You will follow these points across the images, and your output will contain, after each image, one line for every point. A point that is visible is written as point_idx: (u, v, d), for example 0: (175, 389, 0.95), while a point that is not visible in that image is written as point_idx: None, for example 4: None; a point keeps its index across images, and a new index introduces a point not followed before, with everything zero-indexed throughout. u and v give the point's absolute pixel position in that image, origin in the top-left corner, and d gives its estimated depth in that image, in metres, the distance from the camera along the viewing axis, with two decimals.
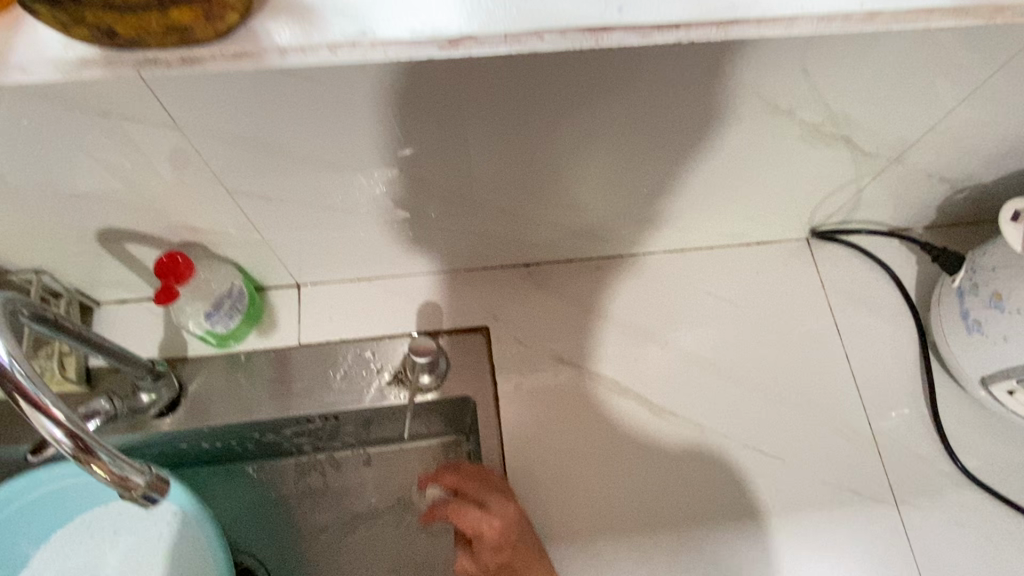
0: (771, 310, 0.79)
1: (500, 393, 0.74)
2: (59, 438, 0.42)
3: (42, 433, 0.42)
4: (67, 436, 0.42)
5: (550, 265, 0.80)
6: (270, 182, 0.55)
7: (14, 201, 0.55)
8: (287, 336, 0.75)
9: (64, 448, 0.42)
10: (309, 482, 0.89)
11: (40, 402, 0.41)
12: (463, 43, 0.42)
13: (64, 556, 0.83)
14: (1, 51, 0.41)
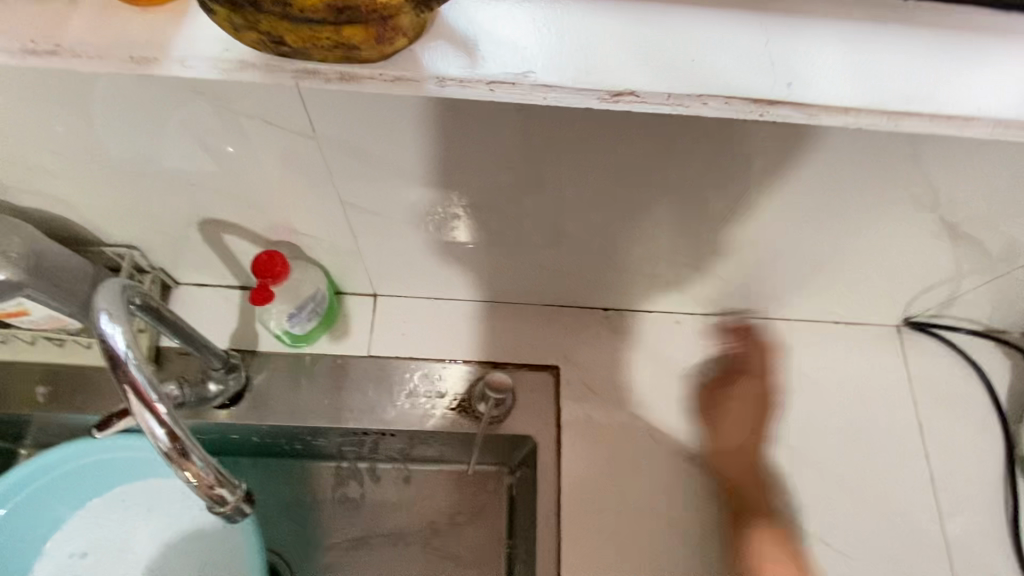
0: (853, 395, 0.76)
1: (563, 439, 0.71)
2: (161, 437, 0.48)
3: (146, 430, 0.48)
4: (167, 435, 0.48)
5: (630, 313, 0.77)
6: (383, 197, 0.54)
7: (129, 181, 0.54)
8: (356, 344, 0.73)
9: (162, 445, 0.48)
10: (347, 491, 0.88)
11: (149, 402, 0.48)
12: (624, 99, 0.41)
13: (98, 527, 0.83)
14: (166, 44, 0.41)
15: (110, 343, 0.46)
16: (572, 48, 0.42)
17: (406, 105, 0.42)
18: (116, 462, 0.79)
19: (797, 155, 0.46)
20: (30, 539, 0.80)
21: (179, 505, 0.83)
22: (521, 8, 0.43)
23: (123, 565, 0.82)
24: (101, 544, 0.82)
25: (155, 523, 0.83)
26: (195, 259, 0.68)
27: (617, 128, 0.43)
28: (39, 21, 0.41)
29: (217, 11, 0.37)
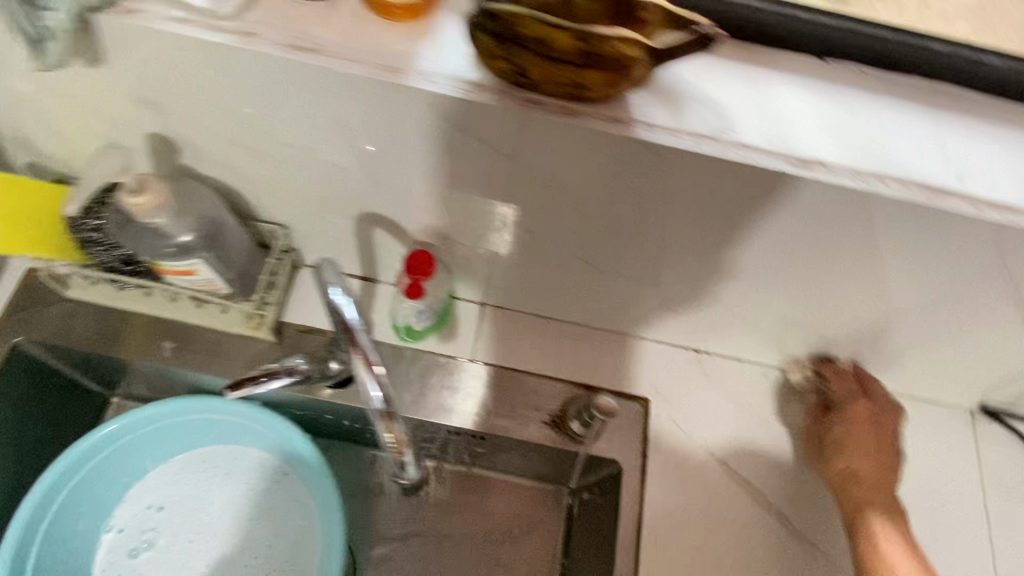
0: (926, 471, 0.78)
1: (647, 470, 0.74)
2: None
3: None
4: None
5: (718, 358, 0.81)
6: (542, 218, 0.58)
7: (312, 170, 0.59)
8: (461, 348, 0.77)
9: None
10: (411, 487, 0.92)
11: None
12: (812, 167, 0.45)
13: (177, 483, 0.86)
14: (413, 59, 0.45)
15: None
16: (769, 115, 0.46)
17: (613, 145, 0.46)
18: (209, 424, 0.83)
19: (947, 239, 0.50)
20: (113, 488, 0.82)
21: (257, 473, 0.87)
22: (723, 73, 0.47)
23: (197, 524, 0.85)
24: (178, 500, 0.85)
25: (230, 487, 0.86)
26: (333, 247, 0.73)
27: (796, 193, 0.47)
28: (304, 22, 0.46)
29: (481, 38, 0.42)
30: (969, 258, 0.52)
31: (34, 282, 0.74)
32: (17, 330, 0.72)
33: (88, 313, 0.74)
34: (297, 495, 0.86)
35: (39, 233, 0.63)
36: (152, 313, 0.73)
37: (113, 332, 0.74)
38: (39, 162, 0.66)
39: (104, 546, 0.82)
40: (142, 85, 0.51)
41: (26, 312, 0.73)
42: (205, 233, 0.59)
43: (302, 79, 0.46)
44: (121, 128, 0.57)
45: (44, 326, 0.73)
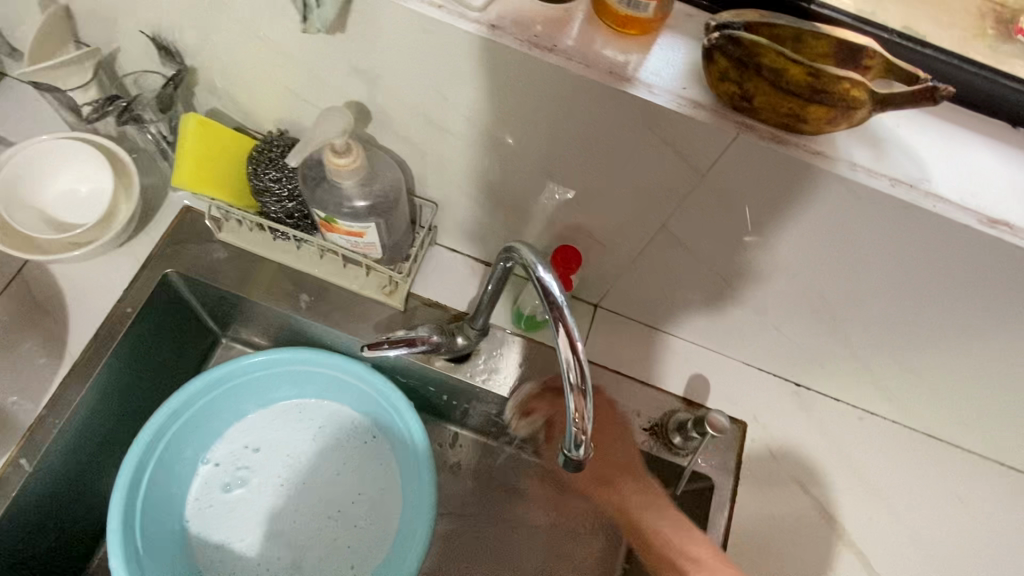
0: (1009, 534, 0.79)
1: (738, 490, 0.76)
2: (570, 375, 0.48)
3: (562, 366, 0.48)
4: (579, 376, 0.48)
5: (816, 393, 0.83)
6: (702, 233, 0.61)
7: (489, 157, 0.62)
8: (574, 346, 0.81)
9: (571, 383, 0.48)
10: (489, 469, 0.95)
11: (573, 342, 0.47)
12: (998, 226, 0.48)
13: (273, 428, 0.90)
14: (636, 70, 0.49)
15: (549, 286, 0.48)
16: (961, 172, 0.49)
17: (811, 176, 0.48)
18: (315, 377, 0.87)
19: None
20: (217, 424, 0.87)
21: (349, 430, 0.91)
22: (920, 125, 0.50)
23: (287, 470, 0.89)
24: (271, 445, 0.89)
25: (321, 440, 0.90)
26: (472, 229, 0.76)
27: (975, 248, 0.50)
28: (540, 22, 0.50)
29: (717, 61, 0.45)
30: None
31: (187, 220, 0.78)
32: (167, 263, 0.76)
33: (232, 257, 0.78)
34: (385, 457, 0.90)
35: (219, 177, 0.66)
36: (292, 266, 0.78)
37: (252, 279, 0.78)
38: (226, 110, 0.71)
39: (201, 477, 0.86)
40: (366, 55, 0.55)
41: (178, 247, 0.77)
42: (382, 201, 0.63)
43: (530, 73, 0.50)
44: (324, 90, 0.62)
45: (191, 262, 0.77)
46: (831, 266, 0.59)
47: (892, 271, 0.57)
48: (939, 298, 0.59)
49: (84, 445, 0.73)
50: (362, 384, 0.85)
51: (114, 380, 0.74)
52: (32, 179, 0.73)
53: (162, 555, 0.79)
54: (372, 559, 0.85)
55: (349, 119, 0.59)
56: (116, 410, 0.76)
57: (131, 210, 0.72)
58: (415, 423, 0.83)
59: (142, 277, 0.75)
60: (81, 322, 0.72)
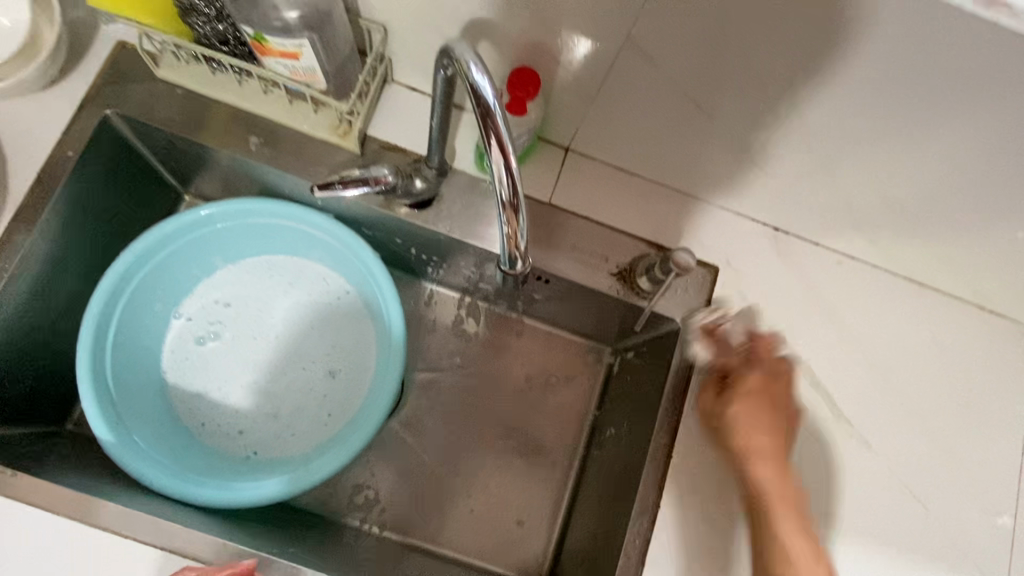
0: (975, 374, 0.79)
1: (705, 333, 0.75)
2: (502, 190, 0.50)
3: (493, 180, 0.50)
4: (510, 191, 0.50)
5: (794, 239, 0.80)
6: (669, 46, 0.55)
7: None
8: (542, 190, 0.77)
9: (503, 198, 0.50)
10: (463, 325, 0.96)
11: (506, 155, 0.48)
12: (995, 6, 0.42)
13: (242, 283, 0.89)
14: None
15: (482, 89, 0.46)
16: None
17: None
18: (278, 229, 0.85)
19: None
20: (183, 278, 0.86)
21: (319, 286, 0.90)
22: None
23: (258, 324, 0.89)
24: (242, 300, 0.89)
25: (292, 296, 0.90)
26: (428, 60, 0.70)
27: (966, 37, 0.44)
28: None
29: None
30: None
31: (124, 57, 0.73)
32: (107, 103, 0.72)
33: (176, 98, 0.73)
34: (356, 311, 0.89)
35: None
36: (239, 106, 0.73)
37: (198, 120, 0.73)
38: None
39: (173, 331, 0.87)
40: None
41: (116, 86, 0.72)
42: (315, 18, 0.58)
43: None
44: None
45: (132, 103, 0.72)
46: (810, 78, 0.54)
47: (875, 80, 0.52)
48: (925, 114, 0.54)
49: (43, 291, 0.73)
50: (326, 236, 0.83)
51: (66, 226, 0.73)
52: None
53: (139, 401, 0.81)
54: (348, 405, 0.87)
55: None
56: (73, 258, 0.76)
57: (55, 41, 0.67)
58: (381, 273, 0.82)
59: (80, 117, 0.71)
60: (19, 164, 0.69)
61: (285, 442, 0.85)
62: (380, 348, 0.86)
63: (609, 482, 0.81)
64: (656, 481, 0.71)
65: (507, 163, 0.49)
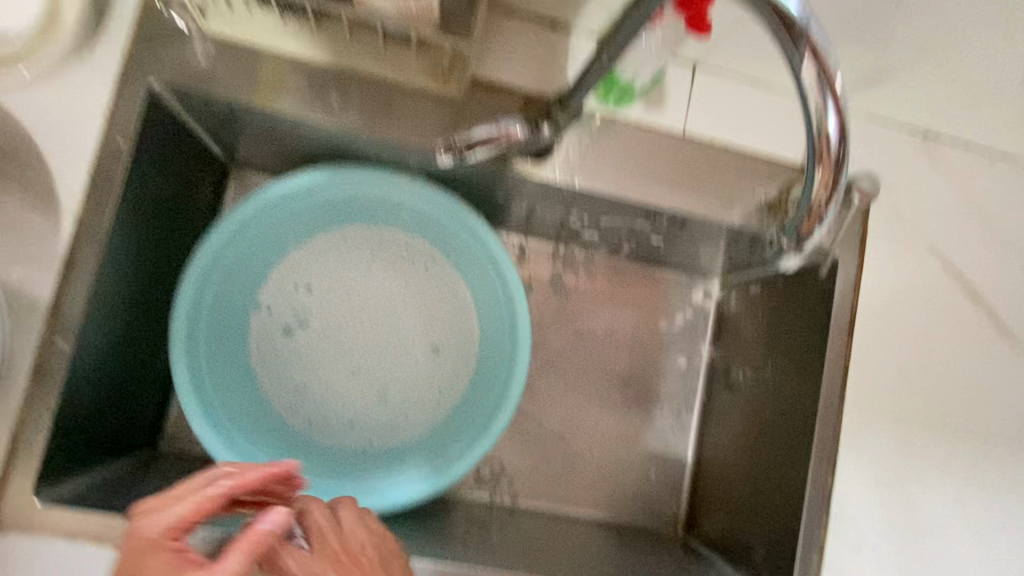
0: None
1: (864, 259, 0.68)
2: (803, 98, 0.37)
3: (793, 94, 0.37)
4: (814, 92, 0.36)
5: (946, 141, 0.71)
6: None
7: None
8: (673, 121, 0.67)
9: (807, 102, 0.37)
10: (561, 275, 0.87)
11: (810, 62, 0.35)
12: None
13: (319, 262, 0.79)
14: None
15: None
16: None
17: None
18: (359, 197, 0.74)
19: None
20: (255, 265, 0.75)
21: (405, 253, 0.80)
22: None
23: (347, 304, 0.80)
24: (322, 279, 0.79)
25: (377, 268, 0.80)
26: None
27: None
28: None
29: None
30: None
31: (154, 7, 0.58)
32: (150, 70, 0.58)
33: (230, 55, 0.60)
34: (449, 276, 0.80)
35: None
36: (311, 57, 0.60)
37: (261, 80, 0.60)
38: None
39: (253, 326, 0.77)
40: None
41: (155, 47, 0.58)
42: None
43: None
44: None
45: (179, 67, 0.59)
46: None
47: None
48: None
49: (118, 309, 0.61)
50: (421, 201, 0.72)
51: (132, 227, 0.61)
52: None
53: (237, 411, 0.73)
54: (461, 381, 0.79)
55: None
56: (142, 261, 0.64)
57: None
58: (488, 237, 0.73)
59: (121, 93, 0.57)
60: (62, 162, 0.55)
61: (400, 428, 0.78)
62: (487, 315, 0.79)
63: (754, 427, 0.77)
64: (833, 427, 0.66)
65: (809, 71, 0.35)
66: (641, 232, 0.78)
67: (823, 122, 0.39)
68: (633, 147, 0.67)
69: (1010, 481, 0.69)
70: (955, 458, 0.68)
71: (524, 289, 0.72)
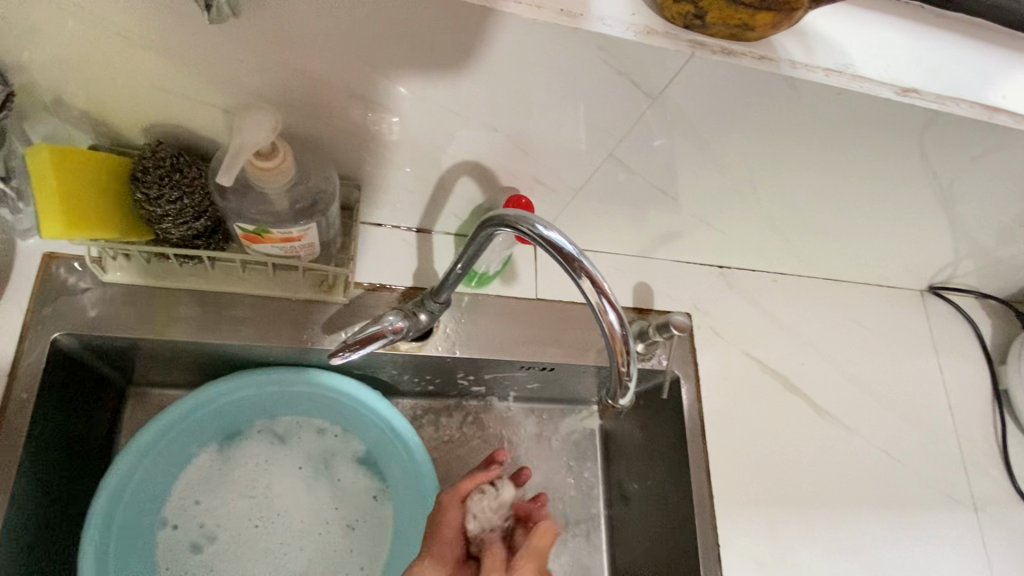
0: (896, 340, 0.96)
1: (699, 373, 0.84)
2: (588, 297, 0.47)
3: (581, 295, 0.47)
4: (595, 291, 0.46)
5: (738, 270, 0.91)
6: (646, 153, 0.62)
7: (423, 122, 0.58)
8: (526, 289, 0.81)
9: (592, 300, 0.46)
10: (456, 426, 0.93)
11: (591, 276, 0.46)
12: (909, 94, 0.55)
13: (224, 467, 0.81)
14: (587, 3, 0.47)
15: (555, 237, 0.46)
16: (875, 52, 0.55)
17: (760, 78, 0.51)
18: (260, 396, 0.79)
19: (968, 141, 0.63)
20: (160, 481, 0.76)
21: (311, 440, 0.84)
22: (836, 17, 0.56)
23: (255, 502, 0.81)
24: (227, 482, 0.81)
25: (286, 459, 0.83)
26: (402, 199, 0.71)
27: (887, 118, 0.57)
28: None
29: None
30: (976, 151, 0.66)
31: (54, 272, 0.65)
32: (55, 324, 0.64)
33: (132, 300, 0.66)
34: (355, 452, 0.84)
35: (102, 215, 0.54)
36: (208, 290, 0.68)
37: (161, 314, 0.67)
38: (76, 125, 0.58)
39: (161, 542, 0.76)
40: (282, 40, 0.47)
41: (58, 303, 0.64)
42: (310, 199, 0.56)
43: (481, 28, 0.46)
44: (216, 80, 0.52)
45: (82, 317, 0.65)
46: (759, 156, 0.64)
47: (812, 149, 0.63)
48: (846, 165, 0.67)
49: (26, 557, 0.62)
50: (324, 389, 0.79)
51: (36, 471, 0.63)
52: None
53: None
54: (380, 554, 0.80)
55: (276, 113, 0.48)
56: (48, 501, 0.65)
57: None
58: (390, 409, 0.80)
59: (27, 349, 0.62)
60: None
61: None
62: (397, 484, 0.82)
63: (653, 538, 0.84)
64: (709, 522, 0.77)
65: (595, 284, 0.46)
66: (520, 379, 0.88)
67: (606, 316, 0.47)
68: (497, 315, 0.79)
69: (853, 538, 0.82)
70: (808, 526, 0.81)
71: (425, 448, 0.78)
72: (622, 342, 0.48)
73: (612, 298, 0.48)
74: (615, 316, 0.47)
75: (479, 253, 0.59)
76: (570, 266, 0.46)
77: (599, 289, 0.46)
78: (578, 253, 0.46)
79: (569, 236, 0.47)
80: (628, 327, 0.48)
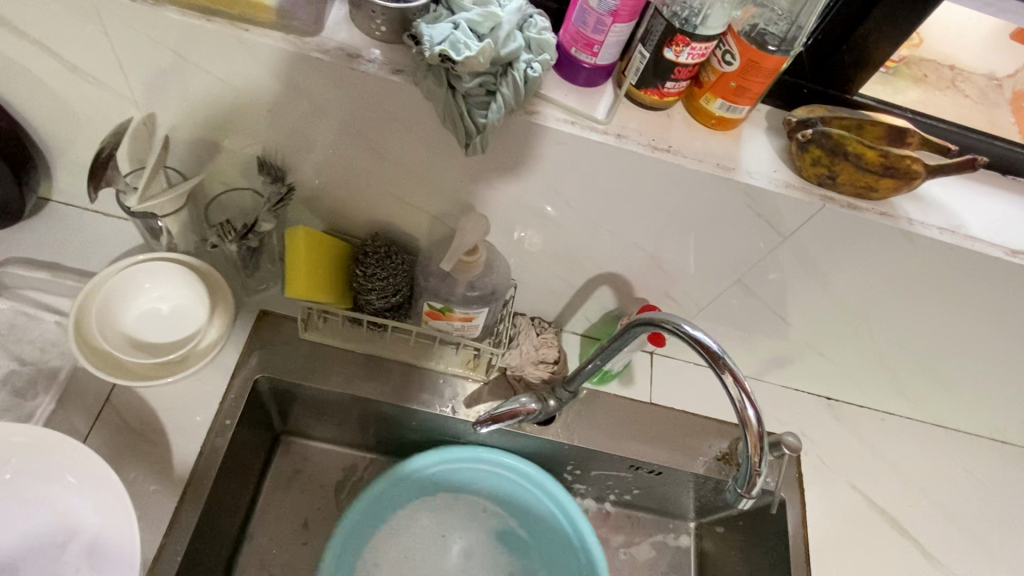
0: (1013, 499, 0.93)
1: (804, 498, 0.86)
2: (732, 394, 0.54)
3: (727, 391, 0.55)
4: (739, 388, 0.54)
5: (844, 404, 0.95)
6: (770, 282, 0.72)
7: (583, 239, 0.70)
8: (640, 393, 0.89)
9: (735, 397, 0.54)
10: None
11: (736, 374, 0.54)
12: (1018, 256, 0.63)
13: (403, 539, 0.85)
14: (738, 159, 0.59)
15: (705, 338, 0.55)
16: (986, 218, 0.64)
17: (880, 230, 0.60)
18: (441, 475, 0.84)
19: None
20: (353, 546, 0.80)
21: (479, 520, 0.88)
22: (949, 185, 0.65)
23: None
24: (402, 558, 0.84)
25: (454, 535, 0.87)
26: (546, 299, 0.83)
27: (999, 274, 0.64)
28: (653, 127, 0.59)
29: (811, 151, 0.56)
30: None
31: (264, 325, 0.80)
32: (257, 368, 0.77)
33: (319, 356, 0.80)
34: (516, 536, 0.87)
35: (324, 283, 0.69)
36: (379, 355, 0.81)
37: (337, 371, 0.80)
38: (315, 215, 0.75)
39: None
40: (494, 168, 0.62)
41: (263, 351, 0.78)
42: (489, 290, 0.69)
43: (651, 172, 0.59)
44: (434, 192, 0.67)
45: (279, 366, 0.78)
46: (875, 296, 0.71)
47: (925, 297, 0.70)
48: (959, 315, 0.72)
49: (194, 566, 0.71)
50: (503, 471, 0.84)
51: (219, 490, 0.74)
52: (157, 303, 0.74)
53: None
54: None
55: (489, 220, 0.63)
56: (217, 521, 0.75)
57: (198, 363, 0.71)
58: (568, 500, 0.83)
59: (234, 385, 0.76)
60: (182, 438, 0.71)
61: None
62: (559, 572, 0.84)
63: None
64: None
65: (738, 383, 0.54)
66: (624, 482, 0.92)
67: (745, 411, 0.55)
68: (613, 413, 0.87)
69: None
70: None
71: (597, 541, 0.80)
72: (756, 435, 0.55)
73: (752, 395, 0.55)
74: (752, 411, 0.54)
75: (613, 350, 0.68)
76: (719, 365, 0.55)
77: (740, 386, 0.54)
78: (723, 353, 0.55)
79: (714, 337, 0.56)
80: (764, 423, 0.55)
